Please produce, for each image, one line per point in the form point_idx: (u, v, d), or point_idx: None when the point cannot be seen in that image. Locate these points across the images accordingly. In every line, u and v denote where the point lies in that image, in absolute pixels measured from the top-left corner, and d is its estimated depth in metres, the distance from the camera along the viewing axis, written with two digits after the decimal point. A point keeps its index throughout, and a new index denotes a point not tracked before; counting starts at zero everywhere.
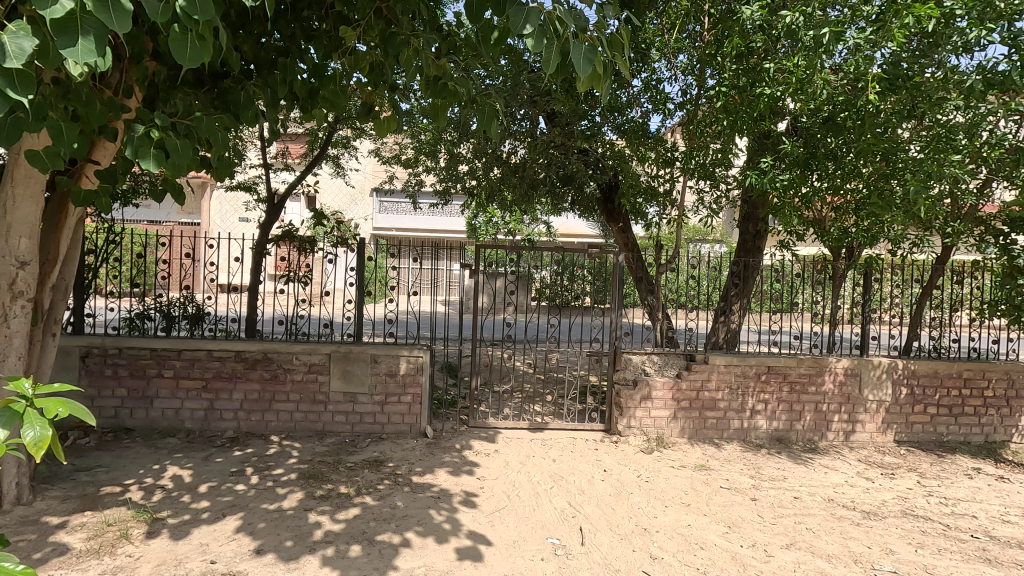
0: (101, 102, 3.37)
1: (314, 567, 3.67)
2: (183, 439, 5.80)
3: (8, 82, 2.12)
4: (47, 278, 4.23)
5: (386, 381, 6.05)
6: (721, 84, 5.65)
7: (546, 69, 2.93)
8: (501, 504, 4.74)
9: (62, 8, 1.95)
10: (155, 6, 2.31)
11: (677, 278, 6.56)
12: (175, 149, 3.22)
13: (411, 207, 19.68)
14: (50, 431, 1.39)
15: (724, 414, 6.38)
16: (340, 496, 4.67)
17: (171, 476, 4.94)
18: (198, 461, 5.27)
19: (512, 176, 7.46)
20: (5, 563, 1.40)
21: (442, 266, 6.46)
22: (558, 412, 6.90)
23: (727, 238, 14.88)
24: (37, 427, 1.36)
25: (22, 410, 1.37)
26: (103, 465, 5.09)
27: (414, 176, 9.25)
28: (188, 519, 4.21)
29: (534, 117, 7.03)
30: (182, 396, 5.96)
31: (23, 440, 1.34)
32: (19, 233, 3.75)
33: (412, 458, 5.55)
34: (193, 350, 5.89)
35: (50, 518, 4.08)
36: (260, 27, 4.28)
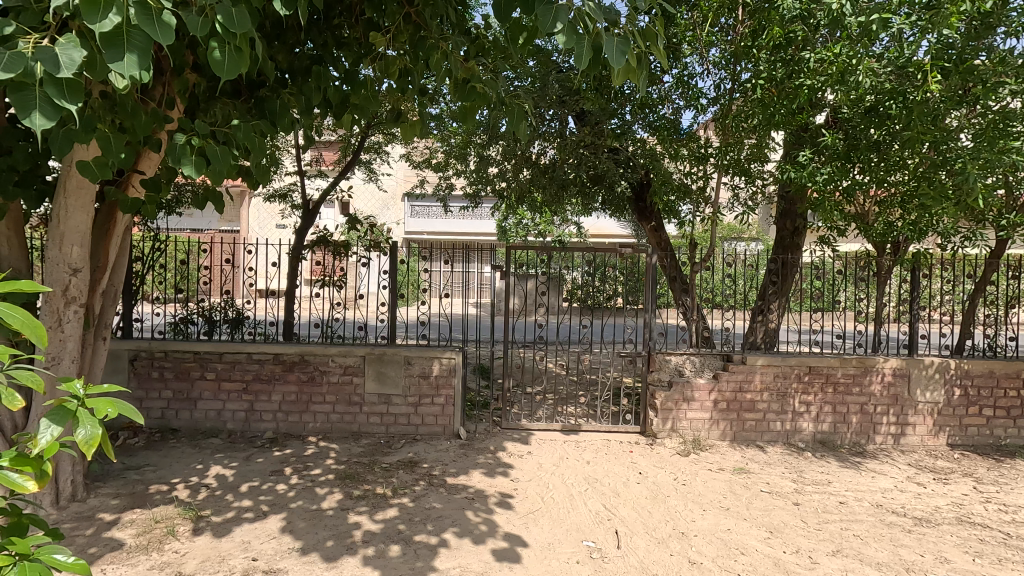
0: (145, 113, 3.50)
1: (353, 566, 3.71)
2: (225, 439, 5.97)
3: (59, 91, 2.21)
4: (98, 285, 4.42)
5: (420, 383, 6.11)
6: (758, 76, 5.49)
7: (579, 64, 2.87)
8: (536, 506, 4.72)
9: (111, 23, 2.03)
10: (195, 20, 2.39)
11: (712, 277, 6.40)
12: (214, 156, 3.33)
13: (442, 210, 19.89)
14: (101, 430, 1.40)
15: (764, 416, 6.19)
16: (377, 496, 4.73)
17: (215, 475, 5.09)
18: (241, 461, 5.41)
19: (542, 178, 7.42)
20: (58, 555, 1.41)
21: (474, 268, 6.52)
22: (591, 414, 6.86)
23: (762, 236, 14.58)
24: (88, 426, 1.38)
25: (74, 409, 1.40)
26: (151, 465, 5.28)
27: (444, 180, 9.23)
28: (231, 517, 4.33)
29: (563, 117, 7.02)
30: (224, 397, 6.13)
31: (75, 437, 1.36)
32: (72, 241, 3.93)
33: (447, 459, 5.59)
34: (233, 353, 6.07)
35: (102, 515, 4.24)
36: (294, 37, 4.37)
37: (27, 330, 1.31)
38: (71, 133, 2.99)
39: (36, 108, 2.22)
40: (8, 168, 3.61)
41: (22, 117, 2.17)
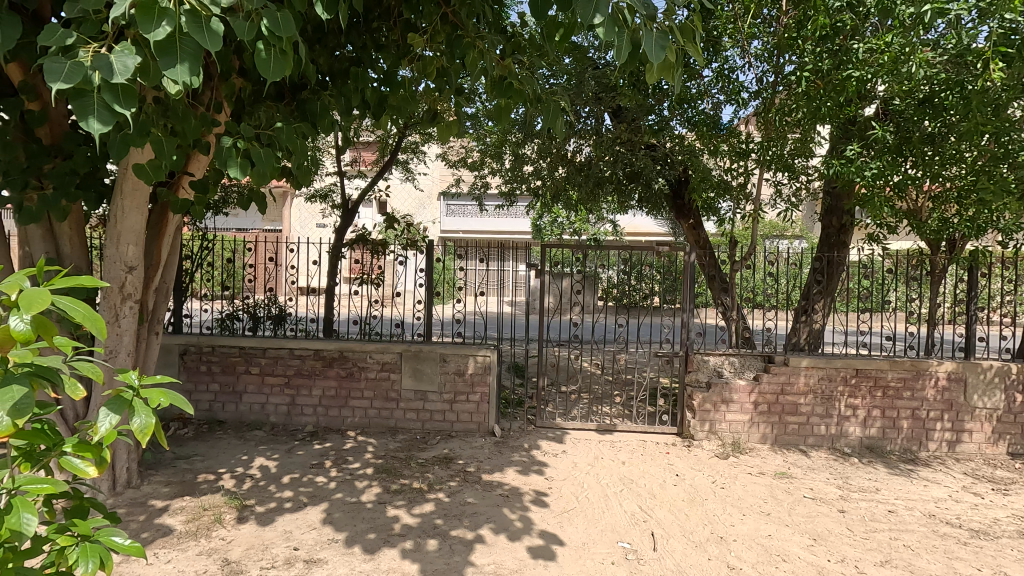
0: (195, 118, 3.64)
1: (390, 559, 3.78)
2: (268, 432, 6.17)
3: (115, 97, 2.33)
4: (151, 282, 4.63)
5: (455, 380, 6.16)
6: (803, 68, 5.30)
7: (617, 57, 2.84)
8: (571, 505, 4.69)
9: (164, 31, 2.13)
10: (241, 25, 2.48)
11: (753, 276, 6.23)
12: (259, 158, 3.43)
13: (477, 209, 20.03)
14: (155, 419, 1.46)
15: (808, 419, 6.00)
16: (413, 491, 4.80)
17: (259, 466, 5.27)
18: (283, 453, 5.58)
19: (577, 176, 7.40)
20: (116, 537, 1.48)
21: (509, 267, 6.53)
22: (627, 414, 6.78)
23: (807, 234, 14.10)
24: (143, 415, 1.44)
25: (130, 399, 1.46)
26: (199, 454, 5.50)
27: (479, 178, 9.28)
28: (274, 507, 4.47)
29: (599, 115, 6.97)
30: (268, 391, 6.33)
31: (130, 426, 1.42)
32: (128, 240, 4.13)
33: (481, 456, 5.62)
34: (276, 348, 6.26)
35: (155, 502, 4.45)
36: (335, 41, 4.48)
37: (88, 323, 1.38)
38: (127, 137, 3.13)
39: (95, 114, 2.33)
40: (69, 170, 3.79)
41: (82, 122, 2.28)
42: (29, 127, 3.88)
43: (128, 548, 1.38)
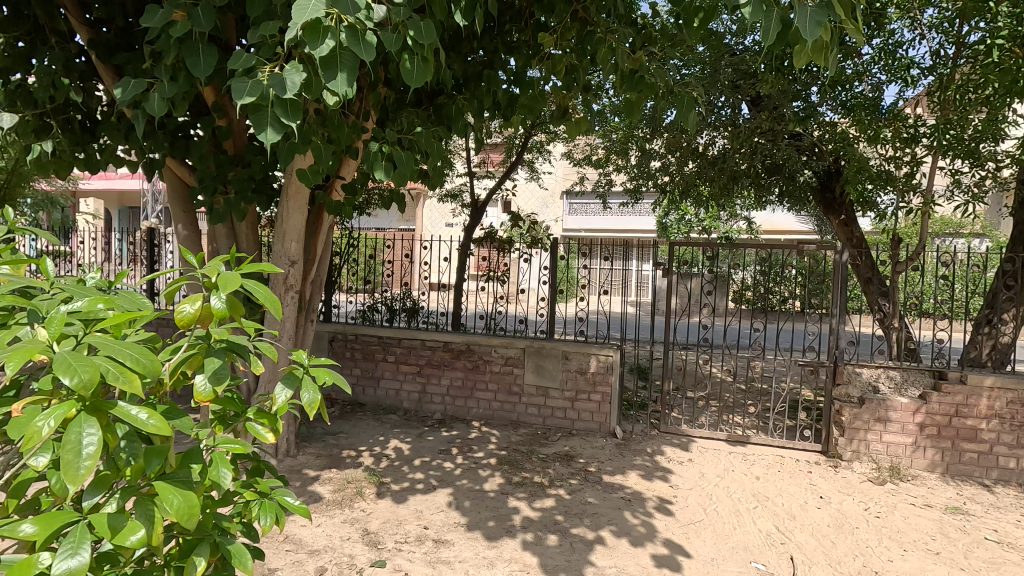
0: (347, 126, 4.01)
1: (512, 549, 3.86)
2: (402, 416, 6.63)
3: (285, 109, 2.64)
4: (308, 275, 5.18)
5: (577, 378, 6.14)
6: (994, 36, 4.50)
7: (764, 40, 2.62)
8: (698, 517, 4.45)
9: (327, 47, 2.37)
10: (390, 37, 2.67)
11: (922, 280, 5.43)
12: (400, 161, 3.70)
13: (601, 207, 19.82)
14: (320, 396, 1.59)
15: (991, 448, 5.10)
16: (534, 485, 4.87)
17: (394, 447, 5.69)
18: (415, 437, 5.96)
19: (710, 169, 6.98)
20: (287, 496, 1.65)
21: (634, 266, 6.36)
22: (762, 426, 6.28)
23: (992, 232, 12.01)
24: (311, 391, 1.57)
25: (300, 375, 1.60)
26: (344, 432, 6.07)
27: (604, 176, 9.15)
28: (407, 486, 4.79)
29: (736, 104, 6.51)
30: (402, 378, 6.81)
31: (300, 399, 1.55)
32: (291, 238, 4.66)
33: (603, 457, 5.55)
34: (410, 339, 6.71)
35: (308, 471, 4.99)
36: (468, 47, 4.66)
37: (268, 305, 1.55)
38: (293, 145, 3.51)
39: (269, 125, 2.67)
40: (247, 177, 4.33)
41: (259, 133, 2.63)
42: (217, 142, 4.49)
43: (298, 507, 1.51)
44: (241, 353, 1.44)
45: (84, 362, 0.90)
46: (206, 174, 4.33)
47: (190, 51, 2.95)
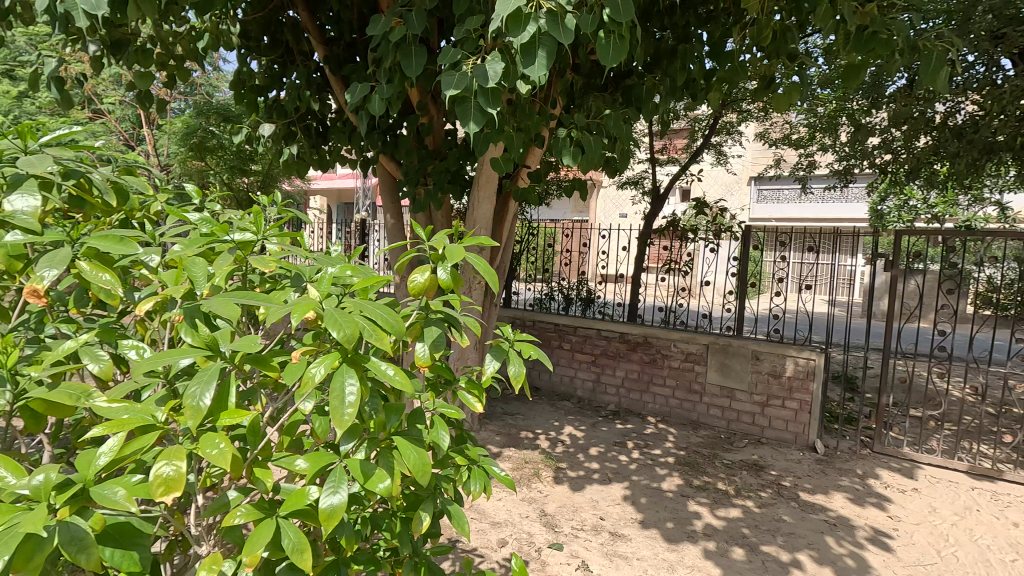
0: (537, 114, 4.05)
1: (694, 556, 3.61)
2: (576, 404, 6.66)
3: (486, 99, 2.73)
4: (494, 261, 5.42)
5: (769, 382, 5.54)
6: None
7: None
8: (928, 559, 3.70)
9: (528, 33, 2.39)
10: (587, 16, 2.62)
11: None
12: (588, 145, 3.64)
13: (796, 194, 17.67)
14: (525, 370, 1.49)
15: None
16: (718, 492, 4.51)
17: (569, 434, 5.74)
18: (589, 426, 5.94)
19: (953, 141, 5.66)
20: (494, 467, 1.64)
21: (844, 260, 5.52)
22: (1020, 462, 5.01)
23: None
24: (517, 363, 1.48)
25: (507, 348, 1.53)
26: (521, 413, 6.30)
27: (806, 157, 8.09)
28: (583, 474, 4.79)
29: (994, 60, 5.18)
30: (577, 366, 6.83)
31: (507, 371, 1.48)
32: (481, 226, 4.89)
33: (799, 472, 4.93)
34: (586, 328, 6.69)
35: (490, 446, 5.27)
36: (658, 24, 4.42)
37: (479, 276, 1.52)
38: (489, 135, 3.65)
39: (472, 116, 2.80)
40: (444, 169, 4.61)
41: (463, 124, 2.78)
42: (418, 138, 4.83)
43: (507, 478, 1.50)
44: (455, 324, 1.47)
45: (346, 317, 0.93)
46: (411, 168, 4.74)
47: (405, 53, 3.20)
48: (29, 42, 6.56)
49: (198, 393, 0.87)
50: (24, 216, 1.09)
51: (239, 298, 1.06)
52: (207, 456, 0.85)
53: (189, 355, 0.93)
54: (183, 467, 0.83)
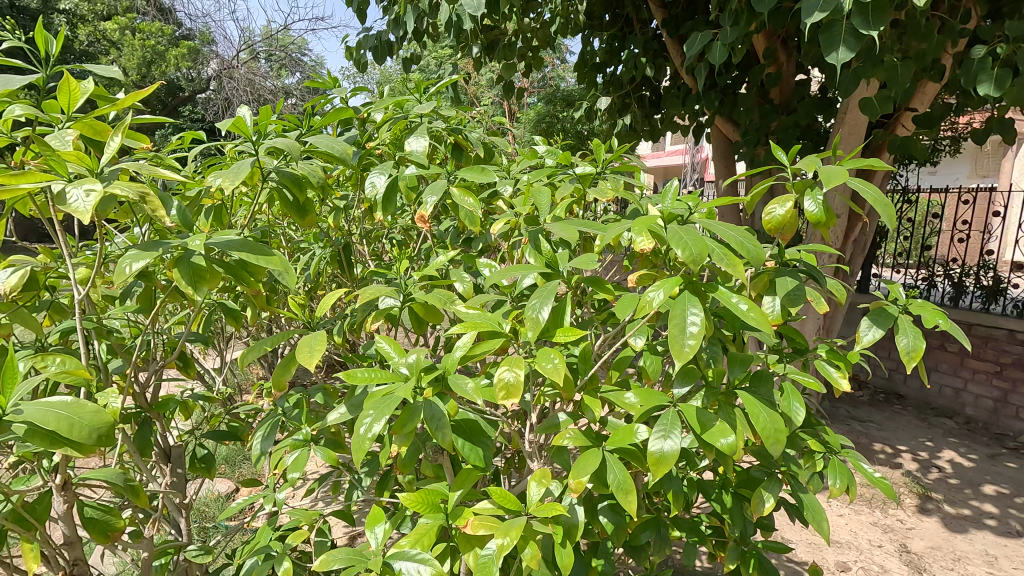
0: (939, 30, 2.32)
1: None
2: (964, 425, 3.75)
3: (863, 18, 1.56)
4: None
5: None
6: None
7: None
8: None
9: None
10: None
11: None
12: None
13: None
14: (927, 346, 0.97)
15: None
16: None
17: (950, 459, 3.20)
18: (987, 457, 3.25)
19: None
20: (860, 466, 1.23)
21: None
22: None
23: None
24: (910, 336, 0.98)
25: (894, 312, 1.03)
26: (871, 420, 3.74)
27: None
28: (969, 513, 2.61)
29: None
30: (968, 376, 3.91)
31: (892, 344, 1.00)
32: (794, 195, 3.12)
33: None
34: (988, 325, 3.74)
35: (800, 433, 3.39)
36: None
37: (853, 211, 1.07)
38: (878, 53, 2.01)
39: (841, 42, 1.63)
40: (793, 125, 2.83)
41: (825, 54, 1.63)
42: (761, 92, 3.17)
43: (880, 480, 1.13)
44: (819, 281, 1.02)
45: (695, 237, 0.78)
46: (747, 130, 3.07)
47: None
48: (435, 64, 8.30)
49: (537, 305, 0.86)
50: (418, 151, 1.28)
51: (579, 224, 1.03)
52: (545, 370, 0.83)
53: (530, 271, 0.93)
54: (523, 374, 0.82)
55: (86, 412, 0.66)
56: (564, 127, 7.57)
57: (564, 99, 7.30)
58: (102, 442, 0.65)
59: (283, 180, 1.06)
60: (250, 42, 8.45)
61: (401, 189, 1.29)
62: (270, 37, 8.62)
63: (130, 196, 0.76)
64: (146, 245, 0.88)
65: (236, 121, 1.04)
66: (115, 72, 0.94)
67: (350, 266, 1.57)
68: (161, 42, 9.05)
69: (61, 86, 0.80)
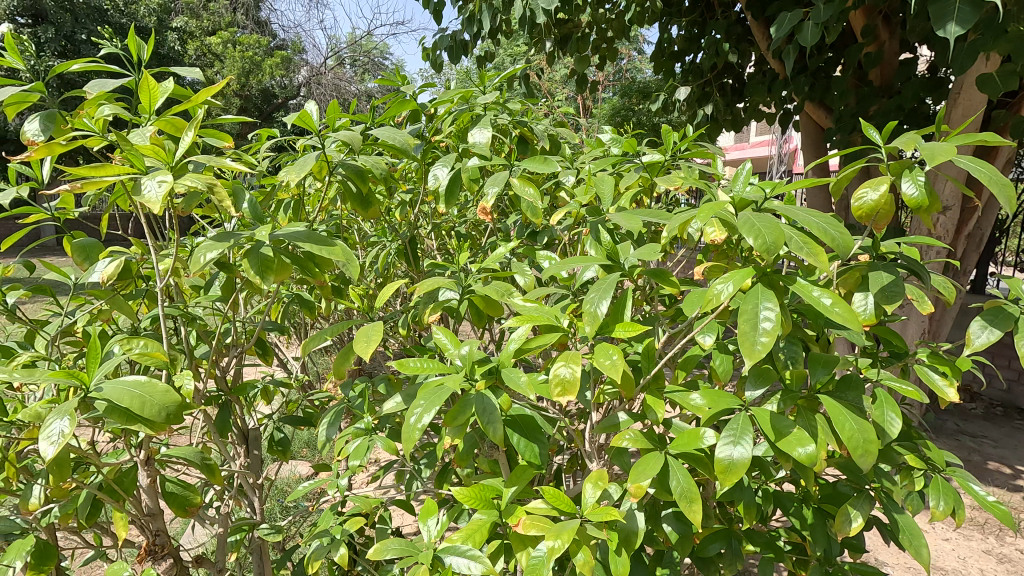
0: None
1: None
2: None
3: None
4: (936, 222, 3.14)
5: None
6: None
7: None
8: None
9: None
10: None
11: None
12: None
13: None
14: None
15: None
16: None
17: None
18: None
19: None
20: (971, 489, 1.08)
21: None
22: None
23: None
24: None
25: (1016, 313, 0.89)
26: (987, 436, 3.31)
27: None
28: None
29: None
30: None
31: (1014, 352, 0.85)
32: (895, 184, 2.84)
33: None
34: None
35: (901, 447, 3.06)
36: None
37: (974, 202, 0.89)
38: (1000, 23, 1.76)
39: (953, 14, 1.45)
40: (896, 108, 2.57)
41: (933, 29, 1.45)
42: (859, 73, 2.91)
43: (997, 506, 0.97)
44: (922, 277, 0.90)
45: (770, 224, 0.71)
46: (841, 114, 2.81)
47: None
48: (510, 61, 8.32)
49: (595, 299, 0.81)
50: (481, 143, 1.27)
51: (644, 214, 0.97)
52: (603, 366, 0.78)
53: (591, 264, 0.87)
54: (579, 370, 0.78)
55: (156, 391, 0.71)
56: (639, 120, 7.34)
57: (641, 91, 7.09)
58: (170, 420, 0.69)
59: (346, 173, 1.08)
60: (336, 48, 8.88)
61: (463, 181, 1.28)
62: (355, 43, 9.00)
63: (199, 186, 0.83)
64: (220, 236, 0.93)
65: (302, 115, 1.07)
66: (196, 73, 1.00)
67: (416, 258, 1.59)
68: (258, 53, 9.70)
69: (144, 87, 0.89)
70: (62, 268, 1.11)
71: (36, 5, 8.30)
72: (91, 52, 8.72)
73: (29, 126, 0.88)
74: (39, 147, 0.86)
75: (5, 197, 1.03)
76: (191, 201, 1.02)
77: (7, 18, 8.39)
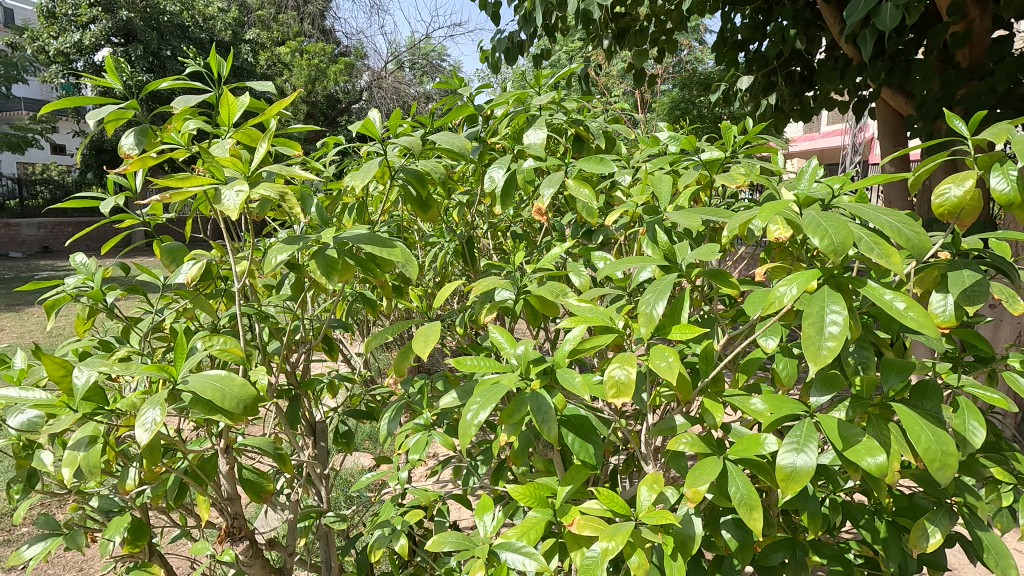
0: None
1: None
2: None
3: None
4: None
5: None
6: None
7: None
8: None
9: None
10: None
11: None
12: None
13: None
14: None
15: None
16: None
17: None
18: None
19: None
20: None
21: None
22: None
23: None
24: None
25: None
26: None
27: None
28: None
29: None
30: None
31: None
32: None
33: None
34: None
35: None
36: None
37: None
38: None
39: None
40: (987, 91, 2.38)
41: None
42: (944, 54, 2.70)
43: None
44: (1012, 276, 0.83)
45: (837, 223, 0.68)
46: (923, 100, 2.63)
47: None
48: (566, 58, 8.33)
49: (651, 301, 0.80)
50: (536, 144, 1.28)
51: (703, 212, 0.94)
52: (658, 368, 0.77)
53: (648, 264, 0.86)
54: (634, 372, 0.78)
55: (234, 384, 0.76)
56: (699, 113, 7.11)
57: (701, 83, 6.86)
58: (247, 411, 0.74)
59: (406, 176, 1.13)
60: (396, 53, 9.22)
61: (519, 182, 1.29)
62: (413, 46, 9.26)
63: (271, 194, 0.88)
64: (291, 239, 0.98)
65: (365, 123, 1.11)
66: (269, 86, 1.06)
67: (472, 258, 1.62)
68: (323, 60, 10.16)
69: (223, 102, 0.96)
70: (152, 270, 1.21)
71: (128, 25, 9.07)
72: (174, 67, 9.41)
73: (125, 141, 0.97)
74: (133, 161, 0.94)
75: (105, 205, 1.13)
76: (264, 207, 1.08)
77: (103, 38, 9.14)
